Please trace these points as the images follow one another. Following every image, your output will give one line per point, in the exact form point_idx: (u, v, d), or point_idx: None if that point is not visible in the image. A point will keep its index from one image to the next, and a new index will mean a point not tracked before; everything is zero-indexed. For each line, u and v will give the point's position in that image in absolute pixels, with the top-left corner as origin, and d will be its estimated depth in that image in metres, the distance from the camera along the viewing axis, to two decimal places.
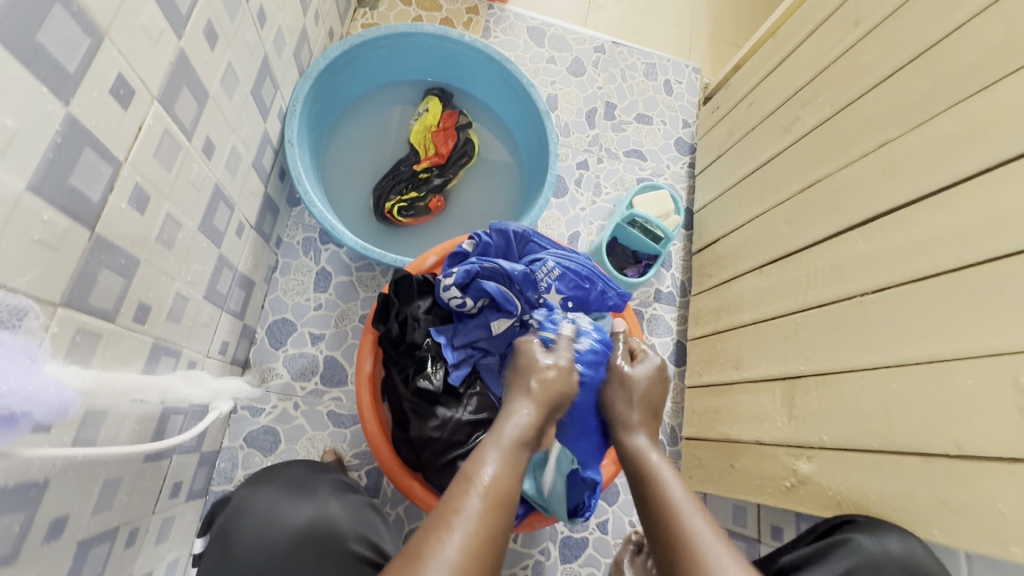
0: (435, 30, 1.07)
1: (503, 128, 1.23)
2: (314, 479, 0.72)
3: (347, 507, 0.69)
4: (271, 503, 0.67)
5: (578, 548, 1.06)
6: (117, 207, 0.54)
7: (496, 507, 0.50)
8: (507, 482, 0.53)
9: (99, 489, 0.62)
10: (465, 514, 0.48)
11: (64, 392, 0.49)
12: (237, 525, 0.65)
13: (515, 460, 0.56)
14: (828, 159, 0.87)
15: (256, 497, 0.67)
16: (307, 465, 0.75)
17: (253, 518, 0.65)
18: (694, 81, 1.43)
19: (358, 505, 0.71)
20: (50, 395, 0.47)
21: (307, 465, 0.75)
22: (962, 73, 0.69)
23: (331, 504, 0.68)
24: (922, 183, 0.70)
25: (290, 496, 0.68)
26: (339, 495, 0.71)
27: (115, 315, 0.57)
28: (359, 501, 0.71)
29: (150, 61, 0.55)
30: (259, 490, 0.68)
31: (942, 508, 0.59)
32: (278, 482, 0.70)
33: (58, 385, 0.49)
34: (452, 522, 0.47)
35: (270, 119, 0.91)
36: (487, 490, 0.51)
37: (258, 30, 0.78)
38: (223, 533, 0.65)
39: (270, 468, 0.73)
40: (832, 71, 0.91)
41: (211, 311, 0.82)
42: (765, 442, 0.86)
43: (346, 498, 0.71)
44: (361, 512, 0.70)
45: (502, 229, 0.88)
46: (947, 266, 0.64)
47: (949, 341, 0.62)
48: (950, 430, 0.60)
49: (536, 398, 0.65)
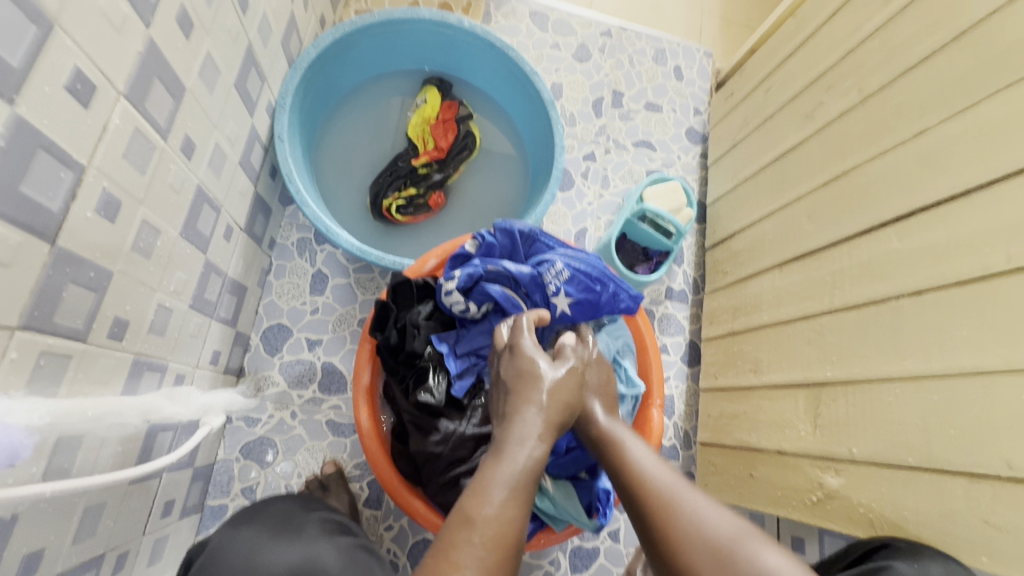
0: (432, 16, 1.00)
1: (506, 119, 1.17)
2: (301, 517, 0.68)
3: (338, 547, 0.64)
4: (255, 545, 0.62)
5: (589, 558, 1.02)
6: (82, 216, 0.49)
7: (498, 557, 0.45)
8: (512, 524, 0.47)
9: (78, 519, 0.57)
10: (465, 572, 0.42)
11: (13, 432, 0.44)
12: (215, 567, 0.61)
13: (523, 493, 0.50)
14: (857, 149, 0.81)
15: (235, 540, 0.63)
16: (298, 501, 0.71)
17: (232, 561, 0.61)
18: (705, 66, 1.36)
19: (350, 547, 0.66)
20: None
21: (297, 500, 0.72)
22: (1011, 53, 0.62)
23: (320, 546, 0.63)
24: (966, 175, 0.64)
25: (275, 538, 0.64)
26: (329, 535, 0.66)
27: (86, 334, 0.53)
28: (351, 542, 0.67)
29: (113, 52, 0.49)
30: (241, 530, 0.64)
31: (991, 533, 0.55)
32: (262, 522, 0.66)
33: (6, 427, 0.44)
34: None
35: (258, 114, 0.86)
36: (489, 537, 0.45)
37: (240, 18, 0.72)
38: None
39: (257, 504, 0.70)
40: (860, 52, 0.84)
41: (198, 321, 0.77)
42: (788, 451, 0.81)
43: (337, 539, 0.66)
44: (353, 554, 0.65)
45: (507, 229, 0.82)
46: (997, 267, 0.58)
47: (999, 350, 0.56)
48: (1000, 448, 0.55)
49: (545, 415, 0.58)
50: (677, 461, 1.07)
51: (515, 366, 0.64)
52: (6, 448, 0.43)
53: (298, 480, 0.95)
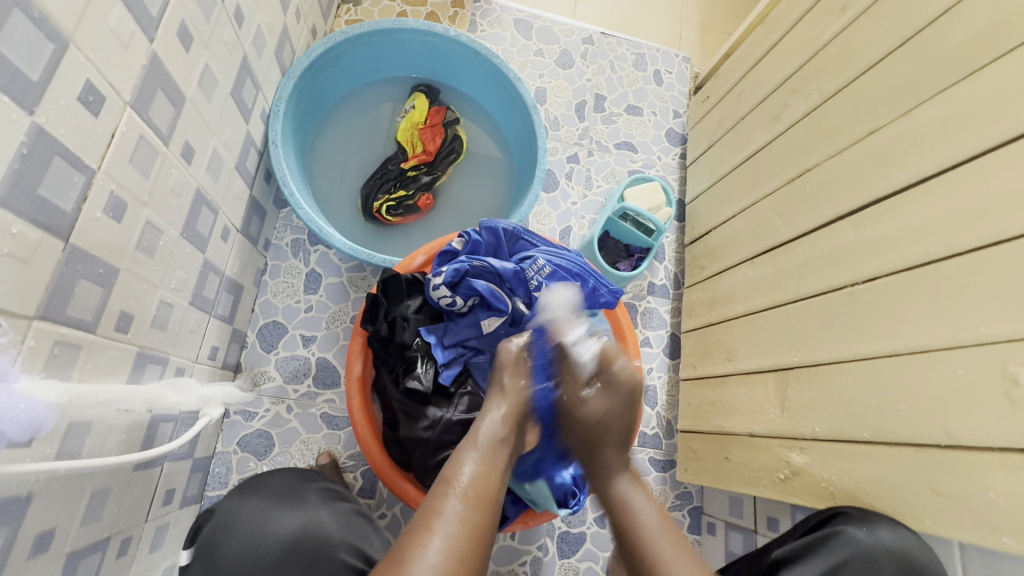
0: (419, 26, 1.05)
1: (492, 123, 1.22)
2: (301, 487, 0.71)
3: (338, 514, 0.69)
4: (263, 517, 0.66)
5: (576, 543, 1.06)
6: (92, 216, 0.53)
7: (474, 505, 0.56)
8: (484, 483, 0.59)
9: (86, 501, 0.61)
10: (444, 516, 0.54)
11: (37, 407, 0.49)
12: (225, 538, 0.64)
13: (491, 464, 0.62)
14: (819, 147, 0.86)
15: (244, 513, 0.66)
16: (294, 472, 0.74)
17: (240, 534, 0.64)
18: (684, 70, 1.42)
19: (348, 513, 0.71)
20: (21, 412, 0.47)
21: (294, 472, 0.74)
22: (951, 58, 0.68)
23: (321, 513, 0.68)
24: (913, 171, 0.69)
25: (279, 509, 0.67)
26: (328, 502, 0.70)
27: (96, 325, 0.57)
28: (349, 510, 0.71)
29: (120, 66, 0.54)
30: (247, 502, 0.67)
31: (935, 499, 0.59)
32: (268, 493, 0.69)
33: (30, 401, 0.48)
34: (434, 525, 0.53)
35: (253, 120, 0.90)
36: (465, 492, 0.57)
37: (236, 30, 0.77)
38: (208, 545, 0.64)
39: (258, 476, 0.72)
40: (821, 57, 0.90)
41: (198, 317, 0.82)
42: (759, 433, 0.86)
43: (335, 506, 0.70)
44: (350, 518, 0.70)
45: (491, 227, 0.87)
46: (939, 254, 0.63)
47: (941, 330, 0.61)
48: (941, 420, 0.59)
49: (511, 402, 0.72)
50: (659, 448, 1.11)
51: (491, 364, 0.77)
52: (28, 418, 0.47)
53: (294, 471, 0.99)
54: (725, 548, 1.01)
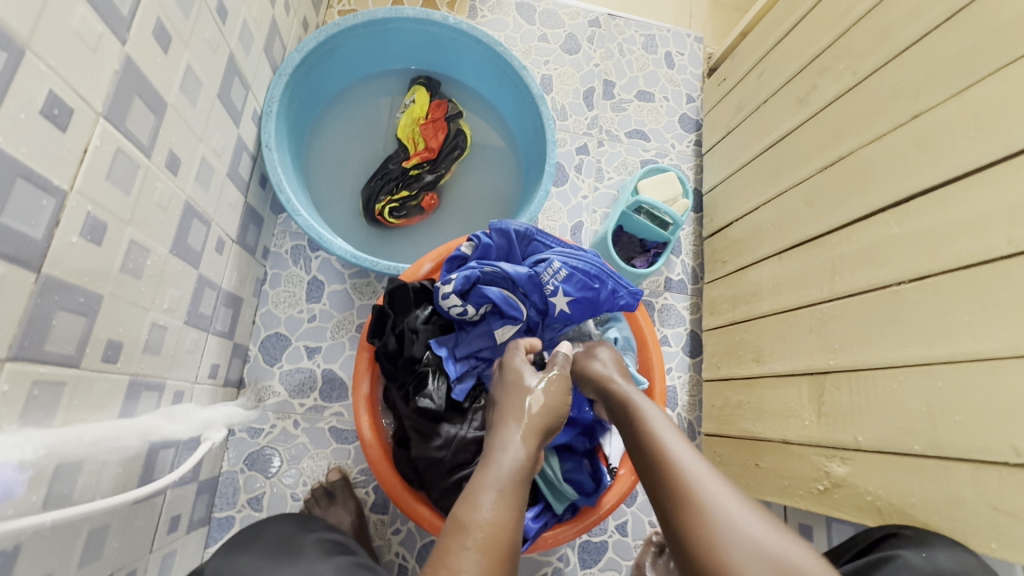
0: (416, 14, 0.98)
1: (496, 115, 1.16)
2: (298, 539, 0.67)
3: (337, 566, 0.62)
4: (254, 570, 0.61)
5: (598, 552, 1.02)
6: (67, 241, 0.48)
7: (495, 558, 0.46)
8: (507, 527, 0.49)
9: (83, 543, 0.57)
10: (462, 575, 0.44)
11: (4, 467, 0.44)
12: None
13: (514, 498, 0.52)
14: (853, 132, 0.79)
15: (232, 568, 0.61)
16: (293, 522, 0.71)
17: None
18: (696, 52, 1.34)
19: (348, 565, 0.63)
20: None
21: (293, 522, 0.71)
22: (1007, 30, 0.61)
23: (319, 566, 0.61)
24: (964, 158, 0.63)
25: (270, 563, 0.62)
26: (327, 556, 0.64)
27: (80, 359, 0.52)
28: (350, 561, 0.64)
29: (89, 73, 0.48)
30: (235, 558, 0.63)
31: (1000, 520, 0.54)
32: (259, 547, 0.65)
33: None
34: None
35: (243, 123, 0.84)
36: (484, 543, 0.47)
37: (220, 27, 0.71)
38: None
39: (252, 529, 0.69)
40: (852, 34, 0.83)
41: (194, 336, 0.77)
42: (792, 440, 0.81)
43: (335, 558, 0.64)
44: (353, 571, 0.63)
45: (502, 228, 0.81)
46: (998, 250, 0.57)
47: (1004, 335, 0.55)
48: (1005, 434, 0.54)
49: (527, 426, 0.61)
50: None
51: (502, 380, 0.69)
52: None
53: (304, 488, 0.96)
54: None
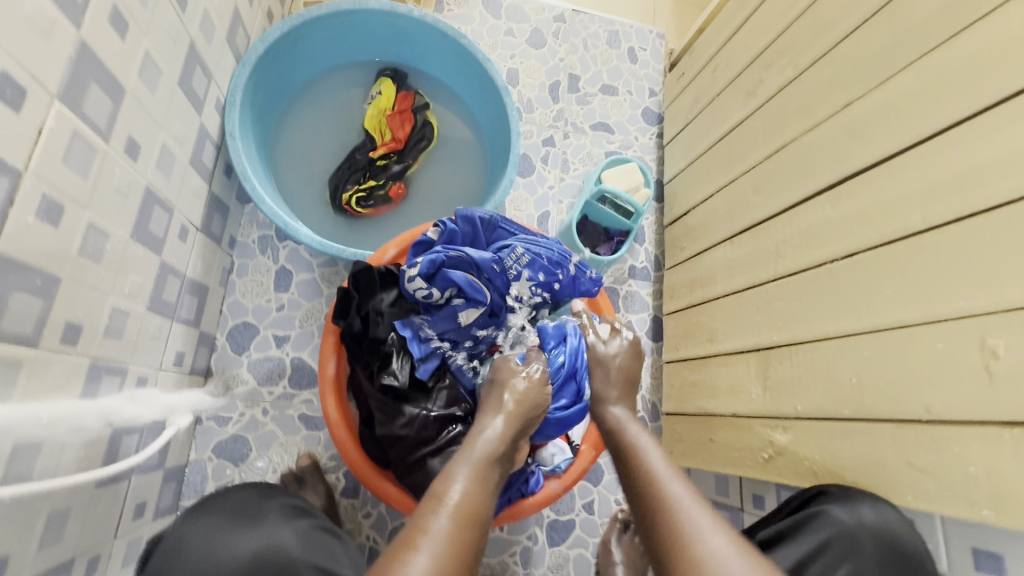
0: (381, 6, 1.00)
1: (463, 106, 1.18)
2: (260, 504, 0.67)
3: (299, 531, 0.65)
4: (216, 535, 0.61)
5: (565, 530, 1.06)
6: (23, 221, 0.49)
7: (464, 522, 0.51)
8: (475, 499, 0.54)
9: (43, 524, 0.58)
10: (432, 533, 0.49)
11: None
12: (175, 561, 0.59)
13: (482, 478, 0.57)
14: (795, 121, 0.84)
15: (195, 532, 0.61)
16: (256, 489, 0.70)
17: (192, 551, 0.59)
18: (658, 47, 1.38)
19: (309, 529, 0.66)
20: None
21: (257, 488, 0.71)
22: (924, 25, 0.66)
23: (282, 532, 0.63)
24: (888, 144, 0.68)
25: (234, 525, 0.62)
26: (288, 521, 0.66)
27: (38, 339, 0.53)
28: (311, 526, 0.67)
29: (41, 56, 0.49)
30: (199, 520, 0.62)
31: (917, 476, 0.59)
32: (222, 510, 0.64)
33: None
34: (420, 543, 0.48)
35: (206, 112, 0.85)
36: (455, 510, 0.52)
37: (178, 14, 0.72)
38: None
39: (215, 493, 0.68)
40: (795, 28, 0.87)
41: (158, 323, 0.77)
42: (742, 414, 0.86)
43: (295, 524, 0.66)
44: (313, 538, 0.65)
45: (468, 216, 0.83)
46: (915, 228, 0.62)
47: (920, 305, 0.60)
48: (920, 395, 0.59)
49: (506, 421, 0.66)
50: None
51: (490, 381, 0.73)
52: None
53: (274, 475, 0.97)
54: None
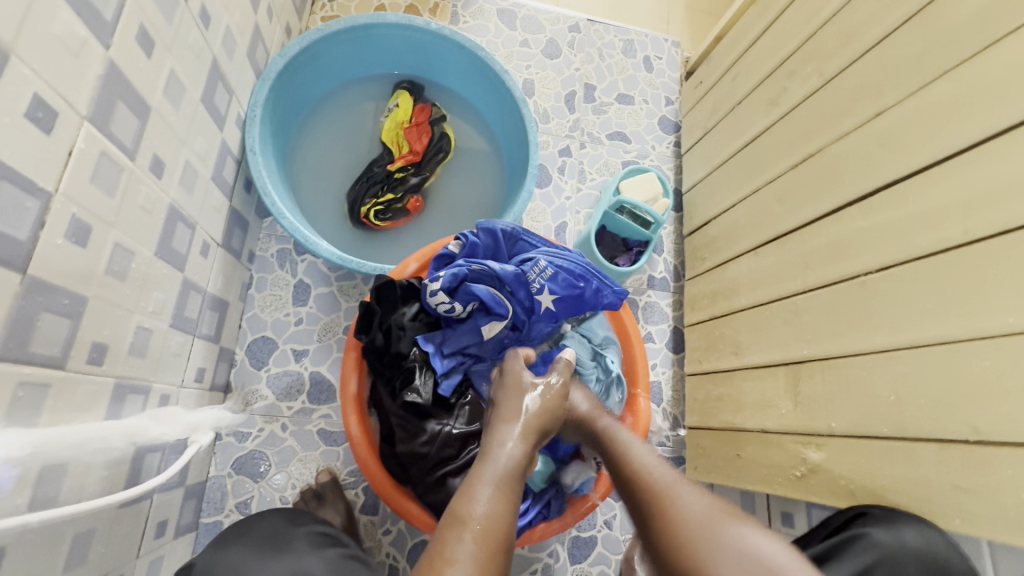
0: (399, 20, 1.00)
1: (479, 117, 1.17)
2: (287, 532, 0.66)
3: (328, 561, 0.64)
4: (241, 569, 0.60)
5: (587, 547, 1.03)
6: (52, 243, 0.49)
7: (489, 546, 0.47)
8: (501, 522, 0.50)
9: (68, 547, 0.57)
10: (458, 561, 0.45)
11: None
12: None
13: (506, 493, 0.53)
14: (821, 130, 0.82)
15: (224, 562, 0.61)
16: (282, 515, 0.69)
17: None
18: (674, 55, 1.38)
19: (338, 558, 0.65)
20: None
21: (282, 514, 0.69)
22: (960, 32, 0.64)
23: (309, 562, 0.62)
24: (924, 153, 0.66)
25: (262, 556, 0.62)
26: (316, 549, 0.65)
27: (65, 360, 0.53)
28: (339, 554, 0.66)
29: (72, 78, 0.49)
30: (228, 549, 0.62)
31: (964, 499, 0.57)
32: (251, 539, 0.64)
33: None
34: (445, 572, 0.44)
35: (227, 127, 0.85)
36: (480, 534, 0.48)
37: (202, 32, 0.72)
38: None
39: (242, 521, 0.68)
40: (820, 36, 0.86)
41: (180, 340, 0.77)
42: (771, 430, 0.83)
43: (323, 553, 0.65)
44: (341, 566, 0.64)
45: (490, 229, 0.82)
46: (956, 240, 0.60)
47: (964, 320, 0.58)
48: (967, 414, 0.57)
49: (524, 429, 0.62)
50: (667, 446, 1.09)
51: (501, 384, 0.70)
52: None
53: (293, 491, 0.96)
54: None
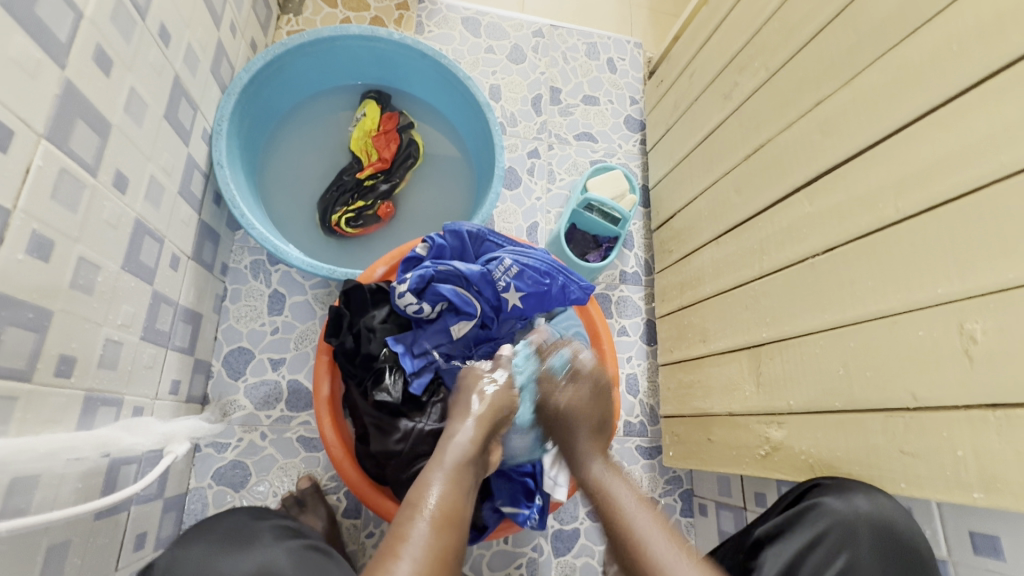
0: (361, 31, 1.02)
1: (446, 123, 1.20)
2: (252, 527, 0.68)
3: (292, 552, 0.65)
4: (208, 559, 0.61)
5: (570, 540, 1.05)
6: (14, 257, 0.50)
7: (444, 527, 0.50)
8: (452, 505, 0.52)
9: (43, 558, 0.58)
10: (412, 539, 0.47)
11: None
12: None
13: (458, 482, 0.56)
14: (769, 122, 0.86)
15: (188, 557, 0.62)
16: (248, 513, 0.71)
17: None
18: (637, 56, 1.41)
19: (301, 549, 0.66)
20: None
21: (248, 512, 0.71)
22: (886, 23, 0.68)
23: (274, 554, 0.64)
24: (859, 139, 0.69)
25: (225, 552, 0.63)
26: (280, 541, 0.67)
27: (32, 373, 0.54)
28: (302, 545, 0.67)
29: (28, 97, 0.51)
30: (190, 547, 0.63)
31: (909, 464, 0.59)
32: (214, 537, 0.65)
33: None
34: (400, 551, 0.46)
35: (193, 142, 0.86)
36: (433, 516, 0.50)
37: (162, 50, 0.74)
38: None
39: (206, 520, 0.69)
40: (765, 32, 0.90)
41: (152, 352, 0.78)
42: (737, 412, 0.86)
43: (287, 543, 0.66)
44: (304, 555, 0.66)
45: (455, 230, 0.85)
46: (889, 218, 0.63)
47: (899, 294, 0.61)
48: (906, 382, 0.60)
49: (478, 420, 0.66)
50: (645, 436, 1.12)
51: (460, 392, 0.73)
52: None
53: (274, 499, 0.96)
54: (718, 528, 1.02)
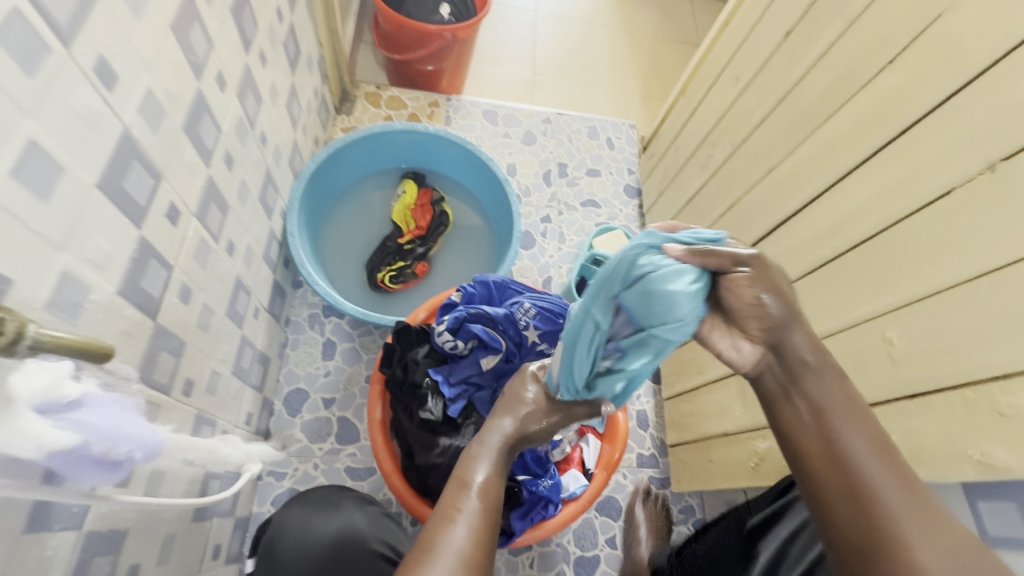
0: (404, 127, 1.27)
1: (471, 196, 1.42)
2: (335, 497, 0.83)
3: (368, 516, 0.82)
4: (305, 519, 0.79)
5: (591, 566, 1.12)
6: (171, 300, 0.69)
7: (489, 504, 0.63)
8: (495, 486, 0.65)
9: (160, 544, 0.72)
10: (466, 511, 0.60)
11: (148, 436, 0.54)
12: (278, 539, 0.77)
13: (498, 469, 0.68)
14: (738, 185, 1.05)
15: (290, 518, 0.79)
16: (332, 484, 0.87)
17: (288, 534, 0.77)
18: (631, 135, 1.66)
19: (376, 514, 0.83)
20: (139, 440, 0.52)
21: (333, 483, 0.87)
22: (812, 109, 0.88)
23: (354, 518, 0.80)
24: (803, 197, 0.87)
25: (317, 516, 0.80)
26: (359, 507, 0.83)
27: (170, 390, 0.71)
28: (376, 511, 0.84)
29: (190, 188, 0.72)
30: (292, 509, 0.80)
31: None
32: (306, 502, 0.82)
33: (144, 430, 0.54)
34: (456, 517, 0.60)
35: (274, 218, 1.09)
36: (479, 492, 0.63)
37: (261, 149, 0.97)
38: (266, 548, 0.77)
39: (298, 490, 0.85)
40: (728, 116, 1.11)
41: (237, 386, 0.95)
42: (731, 431, 0.98)
43: (365, 509, 0.83)
44: (378, 520, 0.82)
45: (483, 280, 1.04)
46: (830, 257, 0.80)
47: (842, 316, 0.76)
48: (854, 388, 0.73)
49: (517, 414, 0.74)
50: (657, 467, 1.22)
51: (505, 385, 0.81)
52: (144, 446, 0.53)
53: None
54: None
